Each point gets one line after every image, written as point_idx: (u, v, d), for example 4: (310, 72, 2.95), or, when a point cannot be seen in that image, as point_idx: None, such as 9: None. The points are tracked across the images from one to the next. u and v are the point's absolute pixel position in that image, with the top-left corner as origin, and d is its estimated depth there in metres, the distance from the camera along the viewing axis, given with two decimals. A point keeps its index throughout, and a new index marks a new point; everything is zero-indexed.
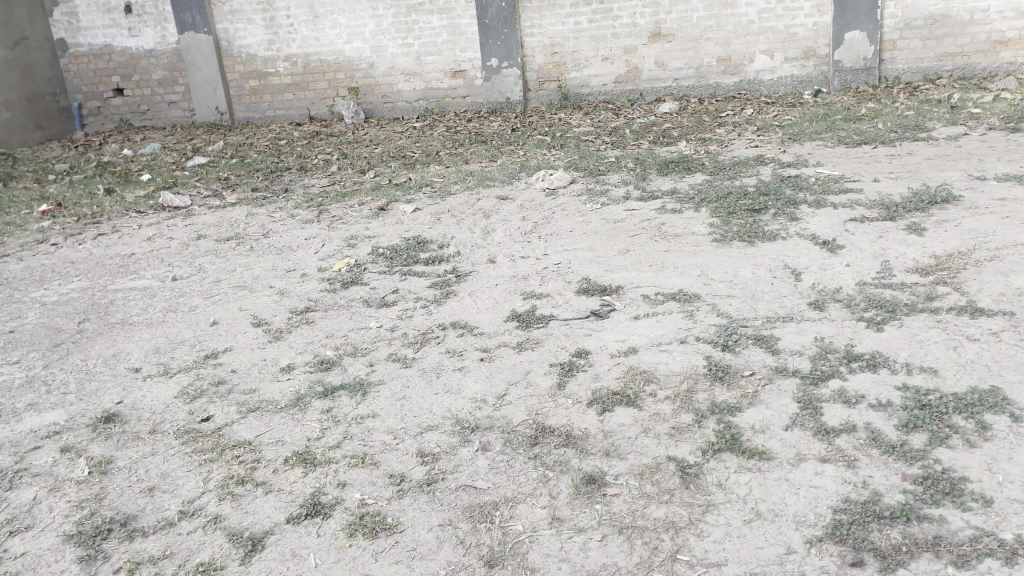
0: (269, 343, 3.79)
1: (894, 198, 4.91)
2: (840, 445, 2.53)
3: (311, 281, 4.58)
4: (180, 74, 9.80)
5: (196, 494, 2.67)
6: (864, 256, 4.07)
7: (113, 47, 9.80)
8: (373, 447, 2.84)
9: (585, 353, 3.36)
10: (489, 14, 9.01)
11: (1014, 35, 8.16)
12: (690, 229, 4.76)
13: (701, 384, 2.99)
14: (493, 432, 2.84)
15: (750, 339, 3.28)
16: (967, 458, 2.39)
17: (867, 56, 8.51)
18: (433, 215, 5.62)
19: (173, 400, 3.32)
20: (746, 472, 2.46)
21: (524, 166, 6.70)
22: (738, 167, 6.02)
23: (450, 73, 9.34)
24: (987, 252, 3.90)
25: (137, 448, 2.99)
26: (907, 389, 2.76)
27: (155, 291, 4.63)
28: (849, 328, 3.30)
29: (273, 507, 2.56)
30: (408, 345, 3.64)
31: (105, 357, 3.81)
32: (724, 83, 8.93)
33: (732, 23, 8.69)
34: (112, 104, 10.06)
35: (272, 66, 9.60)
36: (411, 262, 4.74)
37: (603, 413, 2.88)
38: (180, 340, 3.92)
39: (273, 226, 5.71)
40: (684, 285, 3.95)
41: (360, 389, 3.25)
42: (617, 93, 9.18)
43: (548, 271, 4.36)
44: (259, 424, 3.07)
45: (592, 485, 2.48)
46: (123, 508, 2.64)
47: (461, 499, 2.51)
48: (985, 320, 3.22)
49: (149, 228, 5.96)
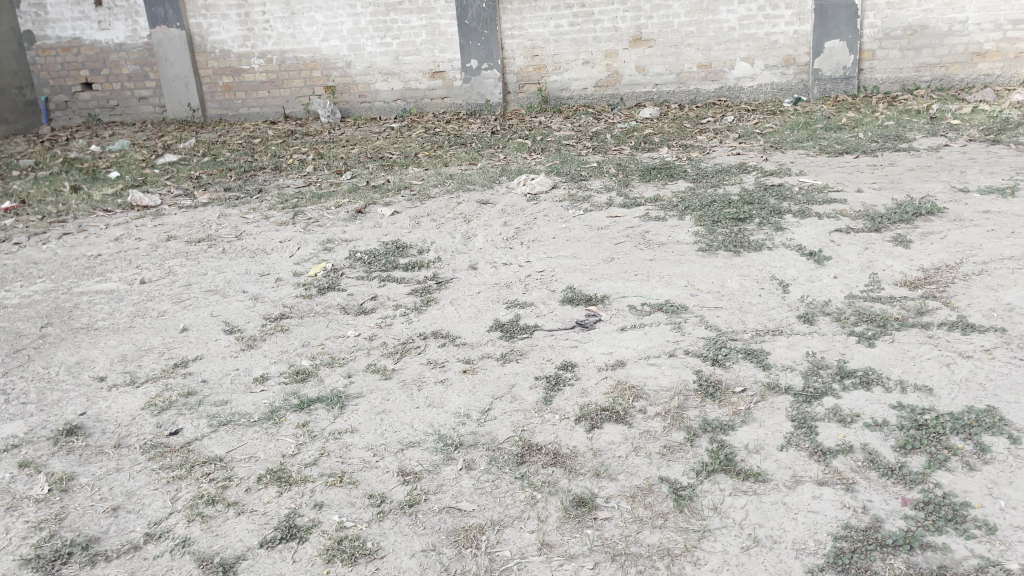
0: (242, 352, 3.65)
1: (880, 209, 4.88)
2: (838, 467, 2.45)
3: (286, 285, 4.44)
4: (152, 69, 9.57)
5: (163, 515, 2.53)
6: (852, 267, 4.02)
7: (82, 41, 9.54)
8: (352, 465, 2.71)
9: (571, 365, 3.26)
10: (470, 15, 8.89)
11: (991, 47, 8.20)
12: (674, 238, 4.69)
13: (692, 401, 2.90)
14: (478, 450, 2.73)
15: (740, 353, 3.21)
16: (968, 482, 2.32)
17: (847, 65, 8.52)
18: (413, 219, 5.49)
19: (140, 412, 3.17)
20: (743, 495, 2.37)
21: (505, 170, 6.59)
22: (720, 175, 5.96)
23: (429, 73, 9.21)
24: (975, 266, 3.87)
25: (101, 463, 2.84)
26: (902, 407, 2.70)
27: (122, 295, 4.46)
28: (840, 343, 3.23)
29: (246, 531, 2.42)
30: (387, 356, 3.51)
31: (67, 364, 3.64)
32: (704, 89, 8.90)
33: (714, 29, 8.66)
34: (80, 99, 9.80)
35: (247, 63, 9.41)
36: (390, 267, 4.62)
37: (591, 431, 2.78)
38: (148, 347, 3.76)
39: (247, 228, 5.55)
40: (671, 295, 3.87)
41: (338, 402, 3.12)
42: (597, 98, 9.10)
43: (531, 279, 4.26)
44: (230, 438, 2.93)
45: (583, 508, 2.38)
46: (85, 529, 2.49)
47: (444, 522, 2.40)
48: (977, 337, 3.17)
49: (117, 228, 5.76)
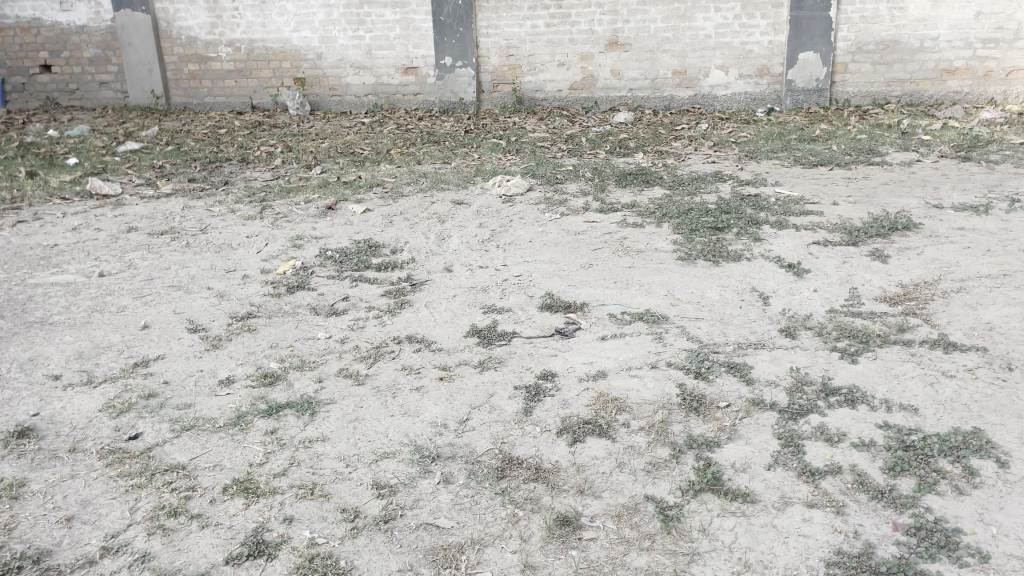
0: (206, 352, 3.49)
1: (856, 222, 4.88)
2: (826, 489, 2.41)
3: (253, 283, 4.28)
4: (114, 53, 9.28)
5: (122, 526, 2.38)
6: (831, 281, 4.00)
7: (42, 21, 9.24)
8: (323, 476, 2.59)
9: (551, 375, 3.17)
10: (445, 11, 8.76)
11: (961, 65, 8.32)
12: (652, 245, 4.63)
13: (676, 415, 2.83)
14: (456, 463, 2.63)
15: (723, 366, 3.15)
16: (958, 507, 2.29)
17: (819, 78, 8.56)
18: (385, 217, 5.36)
19: (97, 414, 3.00)
20: (731, 517, 2.31)
21: (479, 169, 6.49)
22: (696, 183, 5.92)
23: (402, 68, 9.05)
24: (953, 283, 3.87)
25: (54, 469, 2.67)
26: (889, 427, 2.66)
27: (79, 288, 4.26)
28: (823, 359, 3.19)
29: (210, 545, 2.29)
30: (360, 360, 3.38)
31: (19, 361, 3.44)
32: (678, 96, 8.89)
33: (690, 36, 8.64)
34: (38, 81, 9.49)
35: (214, 50, 9.17)
36: (363, 267, 4.48)
37: (574, 445, 2.69)
38: (107, 344, 3.59)
39: (212, 221, 5.37)
40: (651, 305, 3.80)
41: (308, 408, 2.99)
42: (571, 100, 9.03)
43: (508, 283, 4.17)
44: (193, 445, 2.78)
45: (567, 528, 2.29)
46: (36, 541, 2.33)
47: (421, 540, 2.29)
48: (959, 356, 3.15)
49: (75, 217, 5.54)
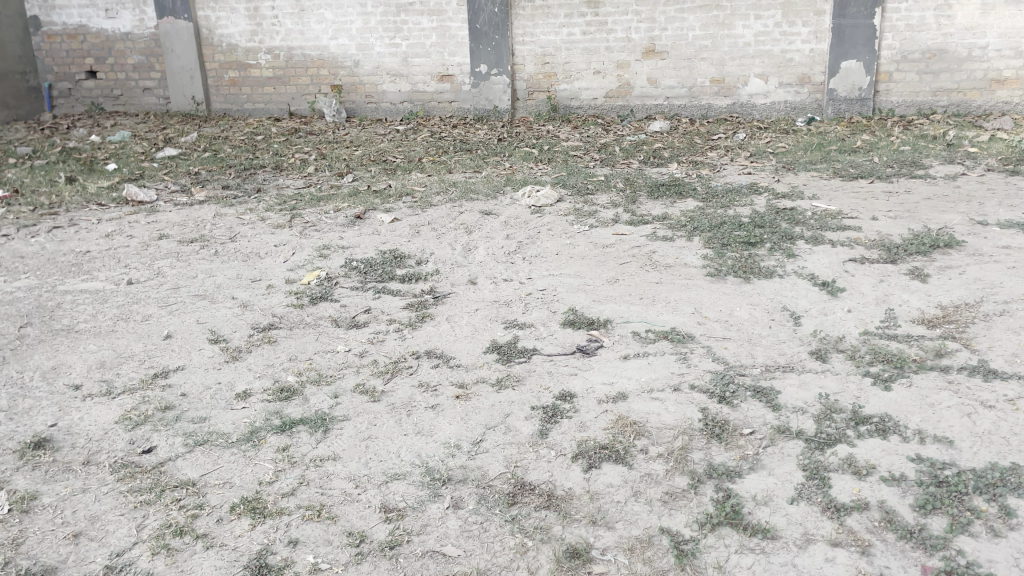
0: (225, 364, 3.48)
1: (896, 238, 4.71)
2: (852, 526, 2.29)
3: (277, 293, 4.27)
4: (157, 60, 9.44)
5: (127, 545, 2.36)
6: (866, 301, 3.85)
7: (88, 28, 9.46)
8: (331, 497, 2.54)
9: (570, 396, 3.08)
10: (481, 19, 8.74)
11: (1011, 74, 8.03)
12: (682, 260, 4.52)
13: (697, 442, 2.73)
14: (467, 487, 2.56)
15: (748, 390, 3.03)
16: (993, 550, 2.16)
17: (863, 87, 8.33)
18: (413, 227, 5.33)
19: (114, 426, 3.00)
20: (749, 554, 2.21)
21: (510, 179, 6.43)
22: (730, 195, 5.79)
23: (437, 76, 9.05)
24: (996, 305, 3.70)
25: (66, 483, 2.67)
26: (922, 461, 2.53)
27: (107, 296, 4.29)
28: (855, 385, 3.06)
29: (213, 567, 2.26)
30: (377, 375, 3.34)
31: (42, 369, 3.47)
32: (716, 105, 8.73)
33: (728, 44, 8.49)
34: (84, 87, 9.71)
35: (253, 58, 9.27)
36: (387, 278, 4.45)
37: (589, 470, 2.61)
38: (129, 354, 3.59)
39: (241, 229, 5.39)
40: (677, 323, 3.70)
41: (321, 425, 2.95)
42: (607, 109, 8.94)
43: (532, 298, 4.10)
44: (205, 461, 2.76)
45: (576, 561, 2.22)
46: (42, 557, 2.33)
47: (427, 569, 2.23)
48: (1000, 384, 3.00)
49: (109, 223, 5.61)
